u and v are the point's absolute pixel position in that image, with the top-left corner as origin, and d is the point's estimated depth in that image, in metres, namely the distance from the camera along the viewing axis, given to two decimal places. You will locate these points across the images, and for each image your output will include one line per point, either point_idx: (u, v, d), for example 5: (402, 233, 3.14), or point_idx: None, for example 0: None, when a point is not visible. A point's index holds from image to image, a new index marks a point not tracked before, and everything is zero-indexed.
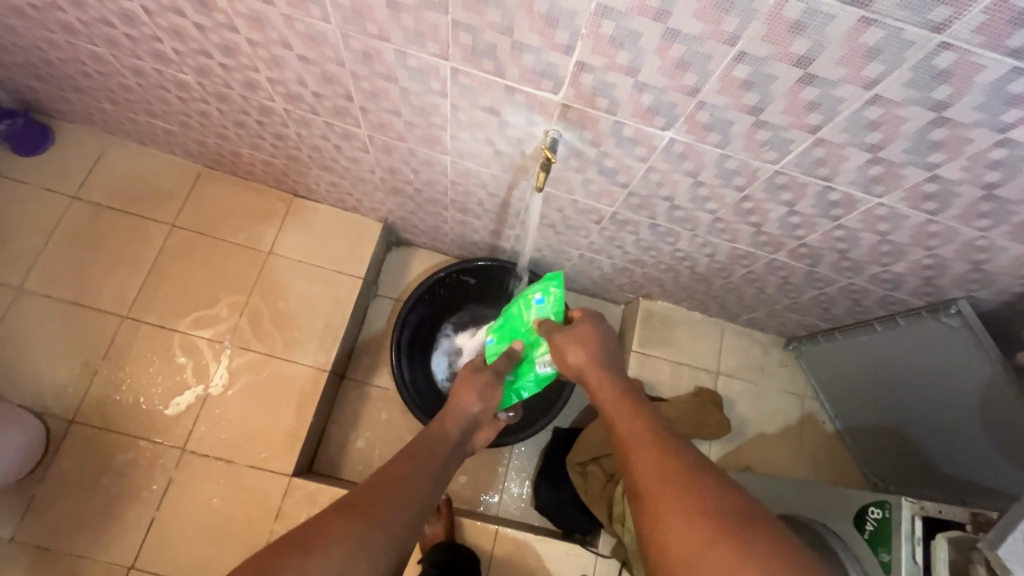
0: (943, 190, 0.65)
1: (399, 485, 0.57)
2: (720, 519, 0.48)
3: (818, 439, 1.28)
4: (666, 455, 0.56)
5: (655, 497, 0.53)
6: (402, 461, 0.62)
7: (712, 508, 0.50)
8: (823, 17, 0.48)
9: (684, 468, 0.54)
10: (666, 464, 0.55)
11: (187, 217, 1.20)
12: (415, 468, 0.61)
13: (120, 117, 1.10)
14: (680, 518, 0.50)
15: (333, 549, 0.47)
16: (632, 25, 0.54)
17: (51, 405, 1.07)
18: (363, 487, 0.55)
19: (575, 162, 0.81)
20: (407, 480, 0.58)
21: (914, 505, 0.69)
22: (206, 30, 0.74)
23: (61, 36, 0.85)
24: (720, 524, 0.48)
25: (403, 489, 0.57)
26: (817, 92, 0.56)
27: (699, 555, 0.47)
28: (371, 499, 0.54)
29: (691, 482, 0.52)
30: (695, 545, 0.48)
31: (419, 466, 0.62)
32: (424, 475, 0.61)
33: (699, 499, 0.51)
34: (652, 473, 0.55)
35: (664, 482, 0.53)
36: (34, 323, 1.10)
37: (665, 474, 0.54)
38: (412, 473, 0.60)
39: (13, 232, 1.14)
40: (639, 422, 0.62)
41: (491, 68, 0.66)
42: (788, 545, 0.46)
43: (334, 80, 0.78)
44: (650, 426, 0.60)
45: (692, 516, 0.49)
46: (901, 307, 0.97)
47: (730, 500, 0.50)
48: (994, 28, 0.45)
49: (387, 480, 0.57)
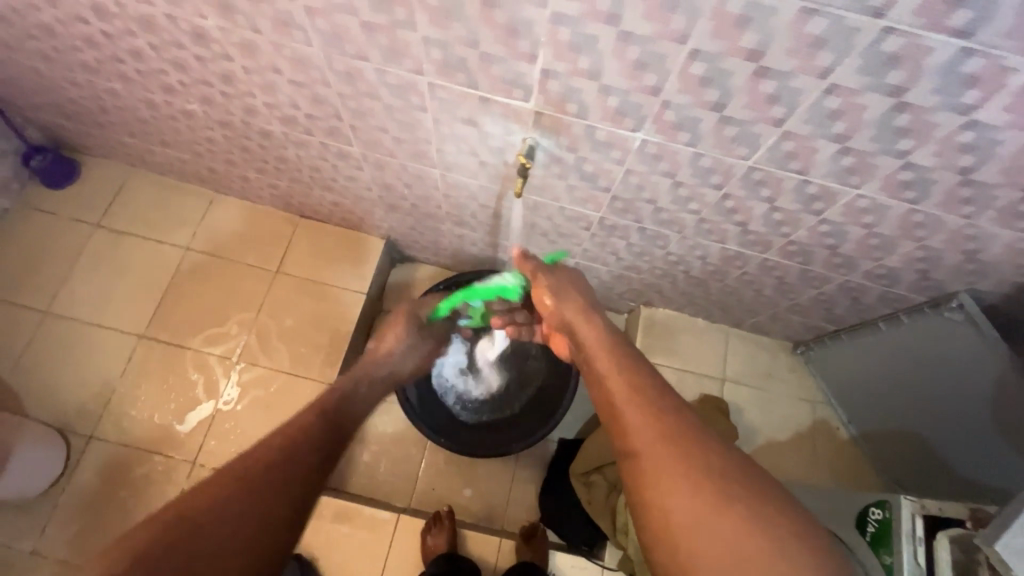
0: (920, 177, 0.65)
1: (283, 465, 0.57)
2: (716, 488, 0.53)
3: (833, 447, 1.23)
4: (660, 418, 0.59)
5: (651, 461, 0.56)
6: (282, 440, 0.60)
7: (710, 474, 0.54)
8: (766, 10, 0.49)
9: (680, 433, 0.58)
10: (659, 427, 0.58)
11: (200, 240, 1.27)
12: (297, 438, 0.61)
13: (139, 149, 1.18)
14: (682, 485, 0.54)
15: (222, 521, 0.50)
16: (587, 30, 0.56)
17: (72, 422, 1.13)
18: (239, 477, 0.54)
19: (556, 169, 0.83)
20: (290, 458, 0.58)
21: (914, 503, 0.67)
22: (206, 61, 0.80)
23: (81, 75, 0.93)
24: (718, 490, 0.53)
25: (287, 472, 0.57)
26: (775, 85, 0.57)
27: (699, 521, 0.52)
28: (254, 491, 0.54)
29: (688, 449, 0.56)
30: (697, 512, 0.52)
31: (305, 435, 0.62)
32: (311, 446, 0.61)
33: (696, 467, 0.55)
34: (651, 439, 0.57)
35: (665, 449, 0.56)
36: (59, 344, 1.17)
37: (663, 440, 0.57)
38: (297, 448, 0.60)
39: (43, 260, 1.22)
40: (630, 383, 0.63)
41: (463, 80, 0.69)
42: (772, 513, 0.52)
43: (324, 101, 0.82)
44: (643, 385, 0.63)
45: (692, 485, 0.54)
46: (903, 304, 0.95)
47: (724, 467, 0.55)
48: (933, 10, 0.45)
49: (267, 463, 0.56)
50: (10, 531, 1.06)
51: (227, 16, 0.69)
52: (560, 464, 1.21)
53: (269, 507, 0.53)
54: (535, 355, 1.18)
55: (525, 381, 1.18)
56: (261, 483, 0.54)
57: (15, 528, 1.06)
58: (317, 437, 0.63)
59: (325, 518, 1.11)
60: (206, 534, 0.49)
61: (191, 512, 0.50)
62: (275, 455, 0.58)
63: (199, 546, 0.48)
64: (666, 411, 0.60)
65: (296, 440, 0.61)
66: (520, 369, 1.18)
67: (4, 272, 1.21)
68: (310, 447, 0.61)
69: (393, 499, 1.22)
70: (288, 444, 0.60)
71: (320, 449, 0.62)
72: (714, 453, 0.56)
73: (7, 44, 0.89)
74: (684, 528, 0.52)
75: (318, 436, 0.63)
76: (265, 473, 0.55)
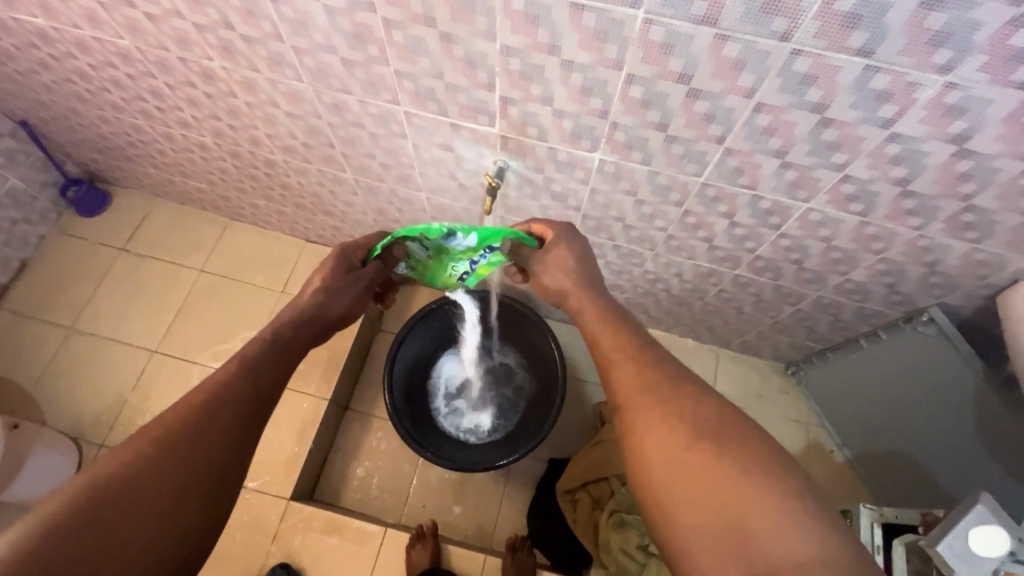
0: (861, 190, 0.68)
1: (208, 435, 0.54)
2: (696, 427, 0.51)
3: (828, 470, 1.20)
4: (646, 368, 0.59)
5: (634, 406, 0.56)
6: (214, 404, 0.56)
7: (693, 414, 0.53)
8: (685, 38, 0.54)
9: (666, 377, 0.57)
10: (644, 375, 0.58)
11: (213, 263, 1.36)
12: (226, 404, 0.57)
13: (161, 179, 1.29)
14: (661, 424, 0.53)
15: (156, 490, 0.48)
16: (534, 60, 0.63)
17: (87, 431, 1.21)
18: (159, 447, 0.51)
19: (528, 189, 0.88)
20: (215, 425, 0.55)
21: (874, 512, 0.70)
22: (214, 97, 0.89)
23: (110, 112, 1.04)
24: (700, 428, 0.51)
25: (212, 442, 0.54)
26: (707, 105, 0.62)
27: (676, 456, 0.50)
28: (174, 465, 0.50)
29: (671, 391, 0.55)
30: (673, 447, 0.51)
31: (235, 400, 0.58)
32: (242, 412, 0.58)
33: (678, 406, 0.54)
34: (634, 383, 0.57)
35: (647, 391, 0.56)
36: (80, 359, 1.26)
37: (647, 385, 0.57)
38: (225, 414, 0.56)
39: (72, 281, 1.33)
40: (619, 338, 0.63)
41: (435, 108, 0.76)
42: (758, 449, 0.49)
43: (317, 131, 0.90)
44: (630, 344, 0.62)
45: (673, 421, 0.52)
46: (880, 320, 0.95)
47: (706, 411, 0.53)
48: (832, 32, 0.50)
49: (188, 433, 0.53)
50: None
51: (229, 57, 0.78)
52: (548, 483, 1.21)
53: (196, 480, 0.51)
54: (524, 381, 1.20)
55: (517, 404, 1.19)
56: (182, 457, 0.51)
57: None
58: (251, 403, 0.59)
59: (314, 530, 1.14)
60: (125, 514, 0.46)
61: (99, 490, 0.46)
62: (197, 424, 0.54)
63: (114, 529, 0.45)
64: (654, 361, 0.60)
65: (224, 406, 0.57)
66: (510, 395, 1.21)
67: (37, 291, 1.32)
68: (241, 413, 0.57)
69: (384, 515, 1.24)
70: (213, 410, 0.56)
71: (256, 416, 0.59)
72: (701, 397, 0.55)
73: (49, 88, 1.01)
74: (661, 465, 0.50)
75: (249, 399, 0.59)
76: (187, 445, 0.52)
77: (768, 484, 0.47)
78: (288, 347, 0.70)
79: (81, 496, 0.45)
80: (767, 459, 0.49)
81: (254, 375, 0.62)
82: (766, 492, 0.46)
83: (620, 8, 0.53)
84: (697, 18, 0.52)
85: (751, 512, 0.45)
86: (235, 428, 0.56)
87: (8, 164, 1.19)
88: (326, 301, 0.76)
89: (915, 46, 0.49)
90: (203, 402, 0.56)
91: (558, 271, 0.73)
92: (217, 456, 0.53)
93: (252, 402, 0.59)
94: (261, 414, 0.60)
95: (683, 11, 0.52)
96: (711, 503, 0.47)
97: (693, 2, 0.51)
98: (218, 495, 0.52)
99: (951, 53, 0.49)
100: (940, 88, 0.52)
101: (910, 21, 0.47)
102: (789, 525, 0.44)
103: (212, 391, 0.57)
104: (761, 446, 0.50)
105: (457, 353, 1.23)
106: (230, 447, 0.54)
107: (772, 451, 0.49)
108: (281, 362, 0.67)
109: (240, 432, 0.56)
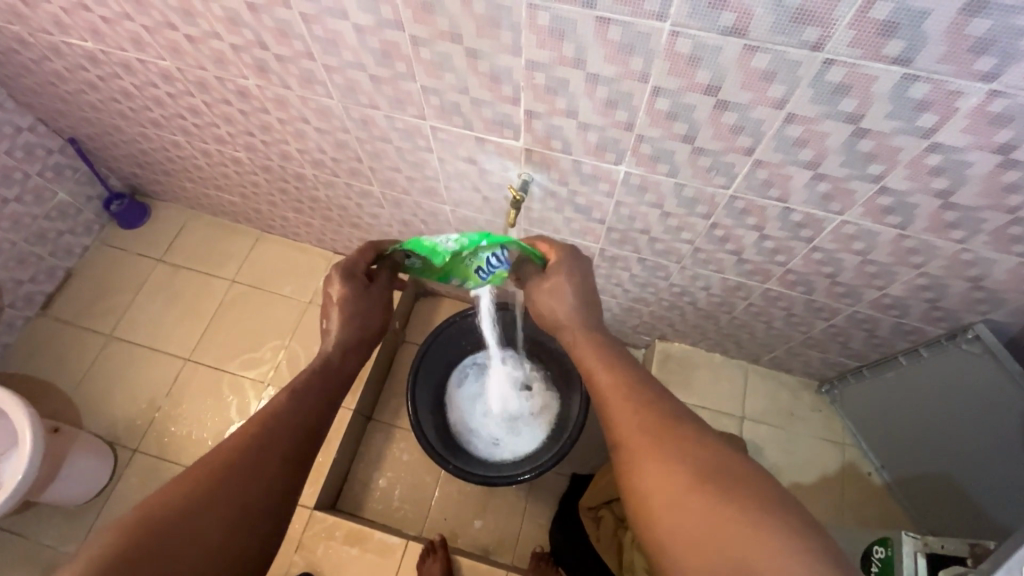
0: (900, 202, 0.65)
1: (253, 460, 0.56)
2: (699, 468, 0.50)
3: (863, 494, 1.15)
4: (650, 408, 0.57)
5: (631, 447, 0.55)
6: (256, 432, 0.58)
7: (697, 455, 0.51)
8: (712, 50, 0.54)
9: (665, 418, 0.56)
10: (640, 415, 0.57)
11: (245, 274, 1.40)
12: (266, 424, 0.59)
13: (197, 193, 1.33)
14: (658, 466, 0.51)
15: (206, 517, 0.50)
16: (559, 74, 0.63)
17: (121, 435, 1.25)
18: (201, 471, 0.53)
19: (552, 203, 0.88)
20: (261, 449, 0.57)
21: (917, 541, 0.67)
22: (248, 115, 0.92)
23: (152, 129, 1.08)
24: (698, 471, 0.50)
25: (265, 470, 0.56)
26: (735, 116, 0.61)
27: (677, 500, 0.49)
28: (226, 492, 0.52)
29: (669, 431, 0.54)
30: (672, 491, 0.49)
31: (276, 421, 0.60)
32: (288, 435, 0.60)
33: (675, 451, 0.52)
34: (632, 425, 0.56)
35: (644, 432, 0.55)
36: (117, 365, 1.31)
37: (646, 424, 0.55)
38: (275, 443, 0.58)
39: (113, 289, 1.39)
40: (615, 375, 0.62)
41: (460, 123, 0.77)
42: (769, 489, 0.48)
43: (345, 146, 0.92)
44: (626, 380, 0.61)
45: (671, 463, 0.51)
46: (920, 337, 0.92)
47: (706, 450, 0.52)
48: (866, 41, 0.48)
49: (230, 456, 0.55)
50: (59, 531, 1.18)
51: (263, 76, 0.81)
52: (568, 498, 1.19)
53: (246, 503, 0.53)
54: (503, 437, 1.15)
55: (512, 437, 1.15)
56: (233, 481, 0.53)
57: (65, 528, 1.18)
58: (290, 425, 0.61)
59: (338, 539, 1.15)
60: (178, 536, 0.48)
61: (152, 521, 0.48)
62: (250, 451, 0.56)
63: (168, 557, 0.47)
64: (650, 399, 0.59)
65: (268, 425, 0.59)
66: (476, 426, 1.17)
67: (81, 300, 1.38)
68: (282, 435, 0.59)
69: (405, 527, 1.24)
70: (265, 435, 0.58)
71: (299, 437, 0.61)
72: (702, 438, 0.53)
73: (95, 106, 1.06)
74: (663, 506, 0.49)
75: (294, 425, 0.61)
76: (234, 469, 0.54)
77: (771, 524, 0.44)
78: (319, 372, 0.70)
79: (141, 523, 0.47)
80: (773, 501, 0.47)
81: (295, 396, 0.64)
82: (772, 532, 0.44)
83: (646, 20, 0.53)
84: (726, 29, 0.51)
85: (760, 552, 0.43)
86: (276, 452, 0.58)
87: (56, 179, 1.26)
88: (352, 320, 0.77)
89: (956, 53, 0.47)
90: (254, 430, 0.58)
91: (576, 270, 0.73)
92: (265, 480, 0.55)
93: (286, 419, 0.61)
94: (303, 432, 0.62)
95: (711, 22, 0.51)
96: (717, 548, 0.44)
97: (721, 13, 0.50)
98: (261, 522, 0.54)
99: (995, 59, 0.47)
100: (984, 96, 0.50)
101: (951, 28, 0.45)
102: (799, 568, 0.41)
103: (257, 419, 0.60)
104: (768, 490, 0.48)
105: (525, 367, 1.19)
106: (276, 474, 0.57)
107: (781, 496, 0.47)
108: (312, 381, 0.68)
109: (279, 450, 0.58)
